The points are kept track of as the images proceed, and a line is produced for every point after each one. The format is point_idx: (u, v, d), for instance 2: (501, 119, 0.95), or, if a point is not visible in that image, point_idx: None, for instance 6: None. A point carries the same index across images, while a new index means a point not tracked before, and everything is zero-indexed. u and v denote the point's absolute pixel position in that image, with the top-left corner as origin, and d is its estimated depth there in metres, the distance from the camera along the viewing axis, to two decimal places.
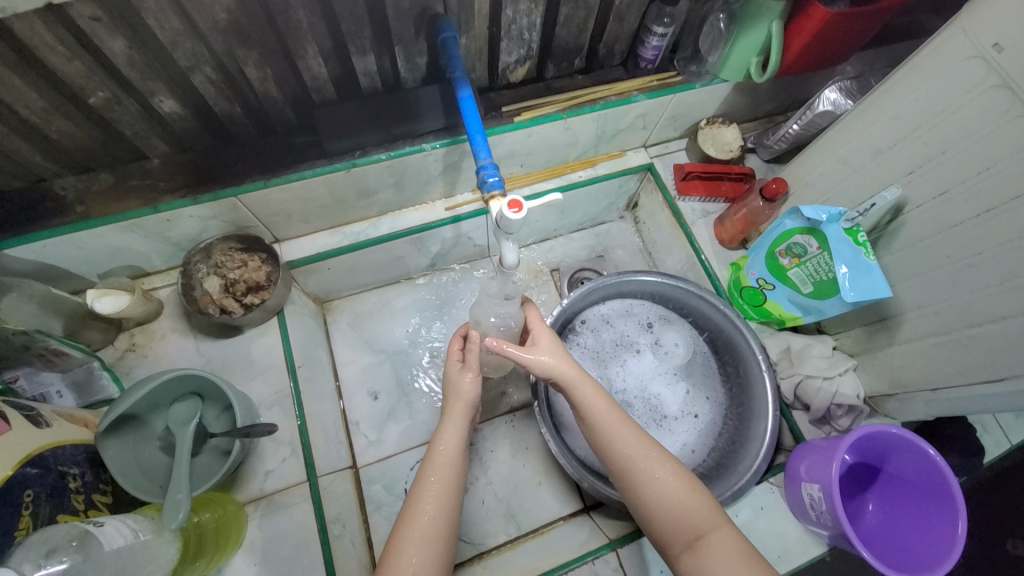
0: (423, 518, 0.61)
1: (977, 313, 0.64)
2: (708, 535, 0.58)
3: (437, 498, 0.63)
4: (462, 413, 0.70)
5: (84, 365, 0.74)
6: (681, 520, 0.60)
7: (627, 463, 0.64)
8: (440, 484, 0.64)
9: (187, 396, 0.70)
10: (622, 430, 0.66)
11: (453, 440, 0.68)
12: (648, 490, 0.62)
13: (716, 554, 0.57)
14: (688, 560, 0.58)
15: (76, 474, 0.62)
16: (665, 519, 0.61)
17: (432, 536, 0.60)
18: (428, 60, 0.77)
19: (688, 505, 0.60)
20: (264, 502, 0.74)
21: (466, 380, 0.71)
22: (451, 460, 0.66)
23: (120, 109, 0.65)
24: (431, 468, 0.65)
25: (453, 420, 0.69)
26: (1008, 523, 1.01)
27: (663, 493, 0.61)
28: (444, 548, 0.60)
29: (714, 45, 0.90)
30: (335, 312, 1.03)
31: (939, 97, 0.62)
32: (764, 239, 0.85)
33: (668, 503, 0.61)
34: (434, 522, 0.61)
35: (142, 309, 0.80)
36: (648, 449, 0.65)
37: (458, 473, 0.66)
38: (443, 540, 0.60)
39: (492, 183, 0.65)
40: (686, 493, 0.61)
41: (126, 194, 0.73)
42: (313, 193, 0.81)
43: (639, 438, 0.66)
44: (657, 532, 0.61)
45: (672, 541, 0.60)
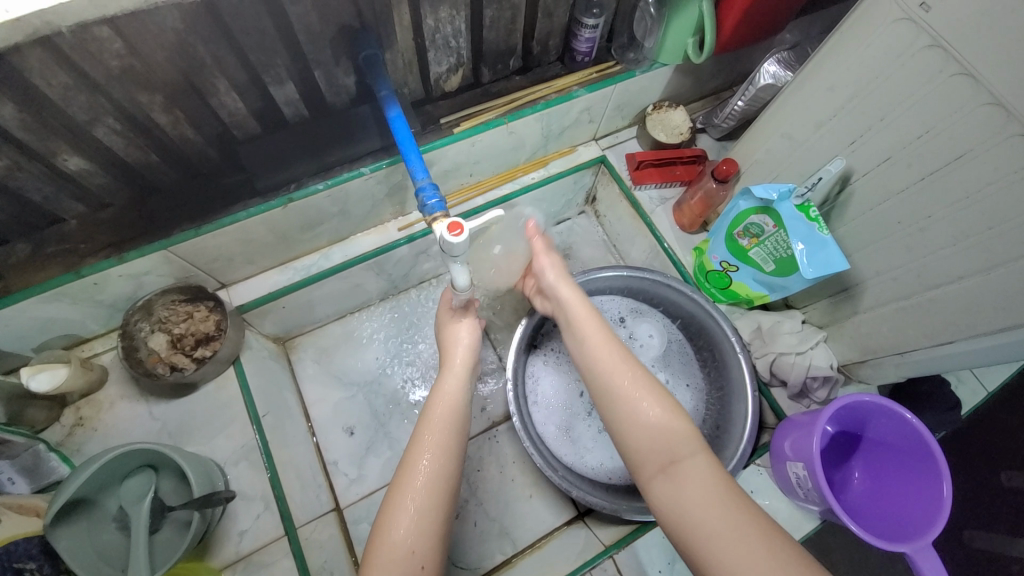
0: (417, 476, 0.59)
1: (934, 275, 0.64)
2: (683, 460, 0.56)
3: (433, 452, 0.60)
4: (462, 365, 0.70)
5: (30, 449, 0.70)
6: (658, 442, 0.58)
7: (615, 384, 0.63)
8: (437, 438, 0.61)
9: (139, 470, 0.66)
10: (611, 354, 0.66)
11: (450, 393, 0.66)
12: (630, 413, 0.61)
13: (691, 478, 0.55)
14: (662, 484, 0.56)
15: (32, 569, 0.55)
16: (642, 442, 0.59)
17: (428, 500, 0.57)
18: (355, 79, 0.73)
19: (667, 430, 0.58)
20: (242, 565, 0.71)
21: (461, 330, 0.73)
22: (450, 409, 0.65)
23: (22, 175, 0.60)
24: (427, 423, 0.63)
25: (453, 372, 0.69)
26: (998, 457, 1.04)
27: (641, 418, 0.60)
28: (439, 511, 0.57)
29: (649, 31, 0.88)
30: (298, 349, 0.99)
31: (875, 62, 0.61)
32: (721, 222, 0.84)
33: (647, 428, 0.59)
34: (430, 483, 0.58)
35: (83, 380, 0.75)
36: (629, 373, 0.64)
37: (456, 426, 0.64)
38: (442, 501, 0.58)
39: (433, 205, 0.62)
40: (669, 418, 0.59)
41: (45, 263, 0.68)
42: (252, 234, 0.77)
43: (623, 360, 0.66)
44: (632, 458, 0.60)
45: (646, 464, 0.58)
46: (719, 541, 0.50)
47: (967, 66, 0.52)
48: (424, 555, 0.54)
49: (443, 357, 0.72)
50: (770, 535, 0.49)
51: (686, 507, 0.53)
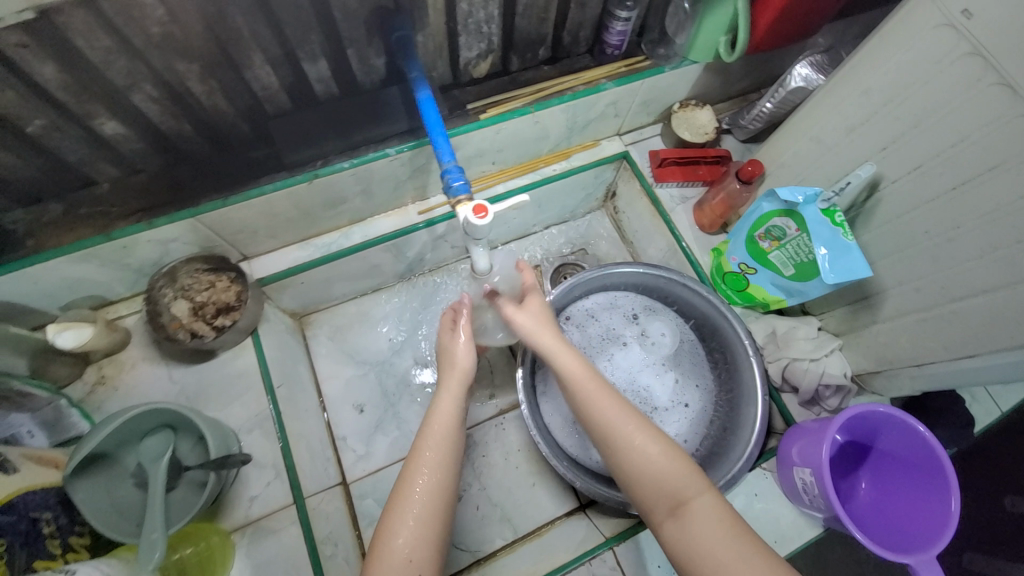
0: (418, 494, 0.60)
1: (958, 287, 0.63)
2: (691, 502, 0.56)
3: (433, 470, 0.61)
4: (459, 382, 0.69)
5: (52, 405, 0.72)
6: (662, 486, 0.58)
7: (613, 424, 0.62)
8: (435, 458, 0.62)
9: (157, 430, 0.67)
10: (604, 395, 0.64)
11: (447, 412, 0.66)
12: (633, 457, 0.60)
13: (700, 521, 0.55)
14: (672, 527, 0.56)
15: (49, 519, 0.60)
16: (647, 485, 0.59)
17: (426, 516, 0.58)
18: (385, 60, 0.74)
19: (670, 473, 0.58)
20: (250, 529, 0.72)
21: (460, 344, 0.71)
22: (448, 429, 0.65)
23: (60, 135, 0.62)
24: (426, 441, 0.63)
25: (450, 391, 0.68)
26: (1008, 483, 1.02)
27: (644, 462, 0.59)
28: (439, 524, 0.59)
29: (680, 27, 0.88)
30: (314, 325, 1.01)
31: (910, 68, 0.60)
32: (743, 223, 0.83)
33: (652, 467, 0.59)
34: (429, 498, 0.60)
35: (107, 340, 0.77)
36: (628, 416, 0.62)
37: (453, 443, 0.64)
38: (441, 516, 0.59)
39: (457, 187, 0.63)
40: (671, 459, 0.59)
41: (77, 223, 0.70)
42: (276, 208, 0.78)
43: (618, 404, 0.63)
44: (640, 498, 0.60)
45: (655, 508, 0.58)
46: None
47: (1006, 76, 0.51)
48: (422, 564, 0.56)
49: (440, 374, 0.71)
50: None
51: (695, 551, 0.54)
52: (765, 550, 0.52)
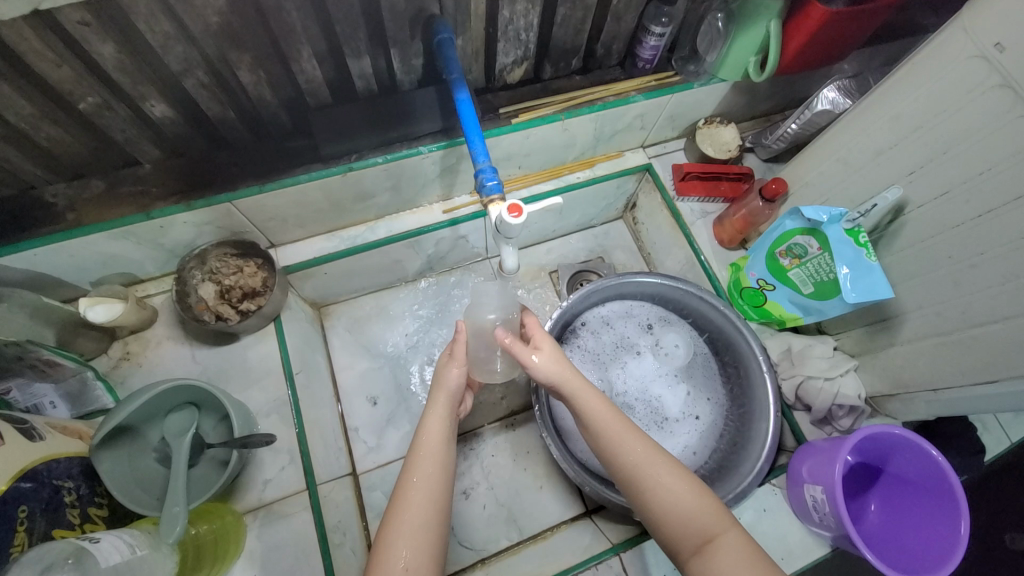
0: (410, 514, 0.59)
1: (978, 313, 0.64)
2: (718, 539, 0.56)
3: (423, 487, 0.61)
4: (444, 404, 0.69)
5: (78, 375, 0.72)
6: (688, 522, 0.58)
7: (636, 467, 0.61)
8: (427, 475, 0.62)
9: (182, 406, 0.68)
10: (626, 435, 0.63)
11: (435, 432, 0.66)
12: (660, 493, 0.60)
13: (726, 559, 0.54)
14: (699, 565, 0.56)
15: (71, 488, 0.59)
16: (673, 523, 0.58)
17: (421, 534, 0.58)
18: (424, 61, 0.76)
19: (695, 508, 0.58)
20: (263, 512, 0.73)
21: (452, 373, 0.71)
22: (438, 448, 0.65)
23: (110, 115, 0.64)
24: (415, 462, 0.64)
25: (435, 411, 0.68)
26: (1009, 520, 1.00)
27: (670, 499, 0.59)
28: (433, 542, 0.59)
29: (712, 45, 0.89)
30: (332, 317, 1.02)
31: (941, 97, 0.61)
32: (764, 239, 0.84)
33: (675, 506, 0.59)
34: (421, 514, 0.60)
35: (136, 317, 0.79)
36: (652, 453, 0.62)
37: (445, 462, 0.64)
38: (434, 536, 0.59)
39: (490, 187, 0.64)
40: (694, 497, 0.59)
41: (118, 201, 0.71)
42: (308, 198, 0.80)
43: (644, 443, 0.63)
44: (665, 537, 0.59)
45: (681, 547, 0.58)
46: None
47: None
48: None
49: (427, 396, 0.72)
50: None
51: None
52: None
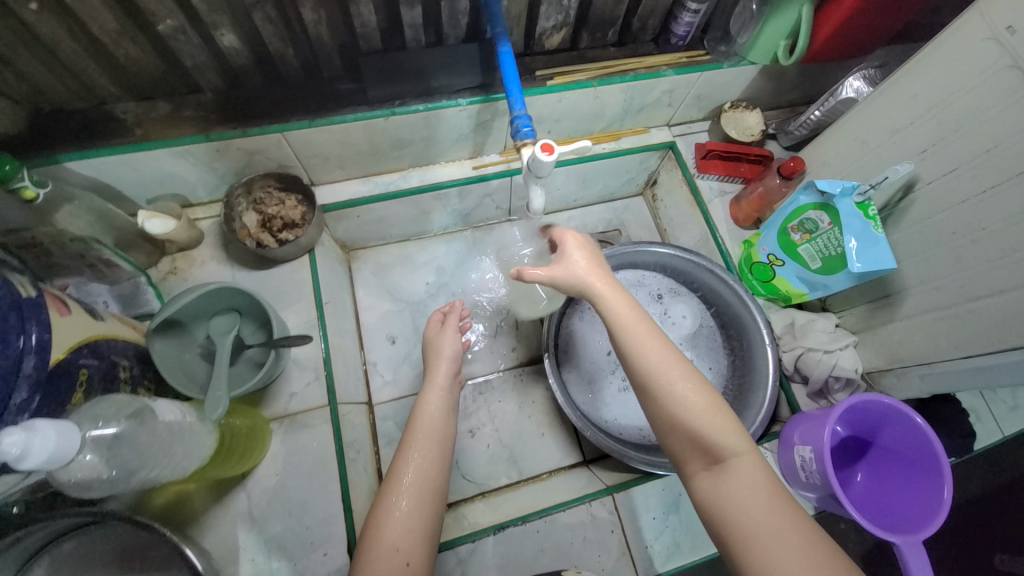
0: (403, 488, 0.63)
1: (976, 287, 0.67)
2: (729, 461, 0.56)
3: (420, 464, 0.66)
4: (444, 379, 0.77)
5: (132, 279, 0.79)
6: (702, 440, 0.57)
7: (654, 377, 0.61)
8: (426, 451, 0.67)
9: (226, 311, 0.74)
10: (647, 345, 0.63)
11: (434, 406, 0.73)
12: (682, 408, 0.59)
13: (737, 480, 0.55)
14: (705, 480, 0.57)
15: (125, 366, 0.64)
16: (686, 437, 0.58)
17: (415, 504, 0.62)
18: (470, 18, 0.80)
19: (713, 428, 0.57)
20: (287, 420, 0.79)
21: (446, 342, 0.81)
22: (435, 421, 0.72)
23: (183, 39, 0.70)
24: (415, 436, 0.69)
25: (435, 390, 0.76)
26: (998, 538, 1.04)
27: (686, 413, 0.58)
28: (428, 512, 0.62)
29: (744, 26, 0.92)
30: (359, 260, 1.08)
31: (956, 77, 0.65)
32: (777, 216, 0.88)
33: (690, 421, 0.58)
34: (416, 488, 0.64)
35: (186, 235, 0.85)
36: (676, 366, 0.61)
37: (442, 435, 0.70)
38: (432, 496, 0.64)
39: (524, 132, 0.69)
40: (713, 415, 0.58)
41: (180, 122, 0.77)
42: (351, 138, 0.85)
43: (666, 355, 0.62)
44: (676, 448, 0.60)
45: (691, 460, 0.59)
46: (760, 540, 0.51)
47: None
48: (410, 550, 0.58)
49: (427, 369, 0.80)
50: (813, 543, 0.49)
51: (726, 505, 0.54)
52: (801, 515, 0.52)
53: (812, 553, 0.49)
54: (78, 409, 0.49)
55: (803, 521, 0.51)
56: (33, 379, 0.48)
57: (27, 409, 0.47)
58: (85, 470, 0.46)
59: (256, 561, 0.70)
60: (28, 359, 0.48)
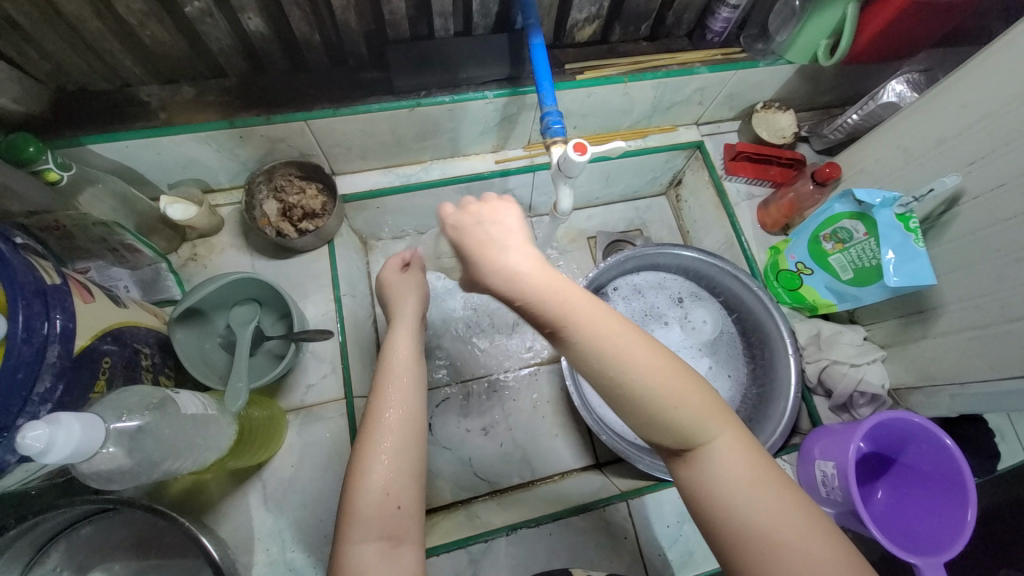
0: (387, 432, 0.57)
1: (1017, 308, 0.65)
2: (706, 446, 0.50)
3: (400, 407, 0.58)
4: (411, 322, 0.69)
5: (153, 266, 0.79)
6: (673, 431, 0.50)
7: (603, 370, 0.50)
8: (403, 394, 0.60)
9: (246, 301, 0.73)
10: (590, 328, 0.51)
11: (404, 343, 0.65)
12: (647, 401, 0.50)
13: (718, 464, 0.50)
14: (685, 469, 0.51)
15: (147, 354, 0.64)
16: (656, 430, 0.51)
17: (400, 447, 0.56)
18: (501, 7, 0.78)
19: (683, 417, 0.50)
20: (303, 412, 0.79)
21: (407, 285, 0.74)
22: (408, 359, 0.64)
23: (210, 22, 0.68)
24: (390, 374, 0.61)
25: (405, 328, 0.67)
26: None
27: (650, 406, 0.50)
28: (413, 459, 0.56)
29: (784, 24, 0.89)
30: (377, 251, 1.07)
31: (1012, 87, 0.61)
32: (809, 223, 0.85)
33: (655, 415, 0.50)
34: (400, 431, 0.57)
35: (207, 221, 0.84)
36: (626, 350, 0.50)
37: (417, 375, 0.63)
38: (413, 443, 0.57)
39: (555, 129, 0.67)
40: (681, 400, 0.50)
41: (204, 107, 0.76)
42: (375, 128, 0.83)
43: (613, 336, 0.51)
44: (647, 438, 0.53)
45: (665, 448, 0.52)
46: (756, 535, 0.46)
47: None
48: (402, 496, 0.54)
49: (392, 310, 0.72)
50: (804, 521, 0.46)
51: (712, 498, 0.49)
52: (789, 487, 0.49)
53: (806, 533, 0.46)
54: (103, 399, 0.49)
55: (789, 497, 0.48)
56: (57, 368, 0.48)
57: (49, 400, 0.48)
58: (106, 462, 0.46)
59: (270, 551, 0.70)
60: (52, 348, 0.48)
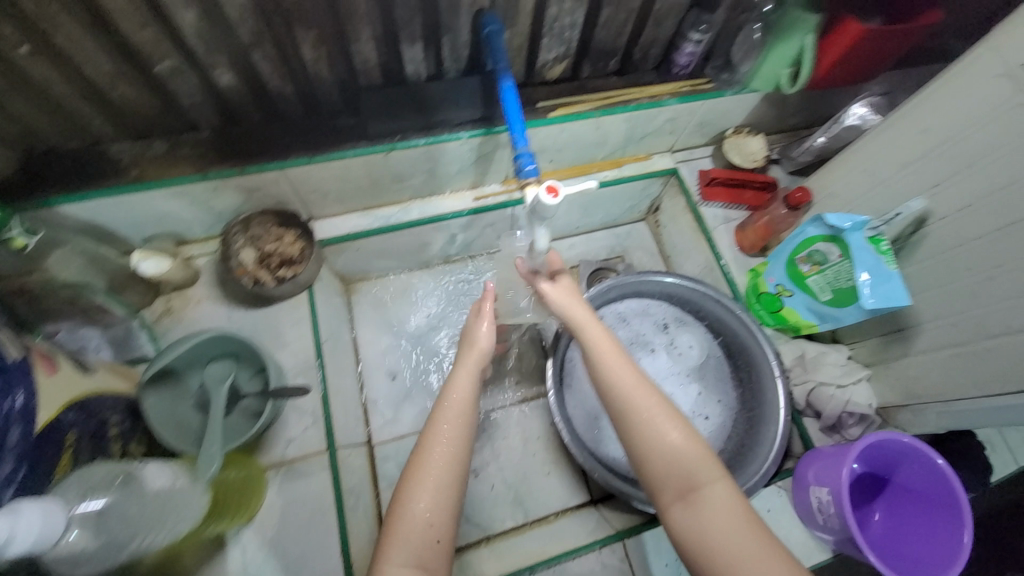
0: (434, 467, 0.59)
1: (994, 325, 0.65)
2: (703, 490, 0.55)
3: (450, 444, 0.60)
4: (476, 360, 0.67)
5: (125, 324, 0.78)
6: (676, 471, 0.56)
7: (627, 410, 0.59)
8: (454, 435, 0.61)
9: (222, 357, 0.72)
10: (621, 372, 0.60)
11: (463, 388, 0.64)
12: (660, 442, 0.56)
13: (710, 509, 0.54)
14: (681, 513, 0.55)
15: (116, 421, 0.62)
16: (663, 470, 0.56)
17: (444, 483, 0.58)
18: (471, 51, 0.79)
19: (688, 460, 0.56)
20: (285, 468, 0.77)
21: (481, 327, 0.70)
22: (463, 403, 0.63)
23: (181, 79, 0.68)
24: (442, 415, 0.62)
25: (466, 367, 0.66)
26: None
27: (664, 447, 0.56)
28: (453, 494, 0.58)
29: (747, 55, 0.91)
30: (358, 292, 1.06)
31: (968, 113, 0.63)
32: (785, 246, 0.87)
33: (666, 455, 0.56)
34: (446, 466, 0.59)
35: (181, 274, 0.83)
36: (649, 396, 0.59)
37: (469, 420, 0.62)
38: (456, 481, 0.59)
39: (528, 171, 0.67)
40: (690, 446, 0.57)
41: (176, 161, 0.76)
42: (351, 173, 0.84)
43: (639, 382, 0.60)
44: (651, 480, 0.57)
45: (664, 491, 0.56)
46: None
47: None
48: (441, 529, 0.56)
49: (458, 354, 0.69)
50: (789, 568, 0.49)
51: (704, 539, 0.53)
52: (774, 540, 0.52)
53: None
54: (68, 477, 0.48)
55: (775, 545, 0.51)
56: (18, 450, 0.46)
57: (12, 482, 0.45)
58: None
59: None
60: (14, 429, 0.47)
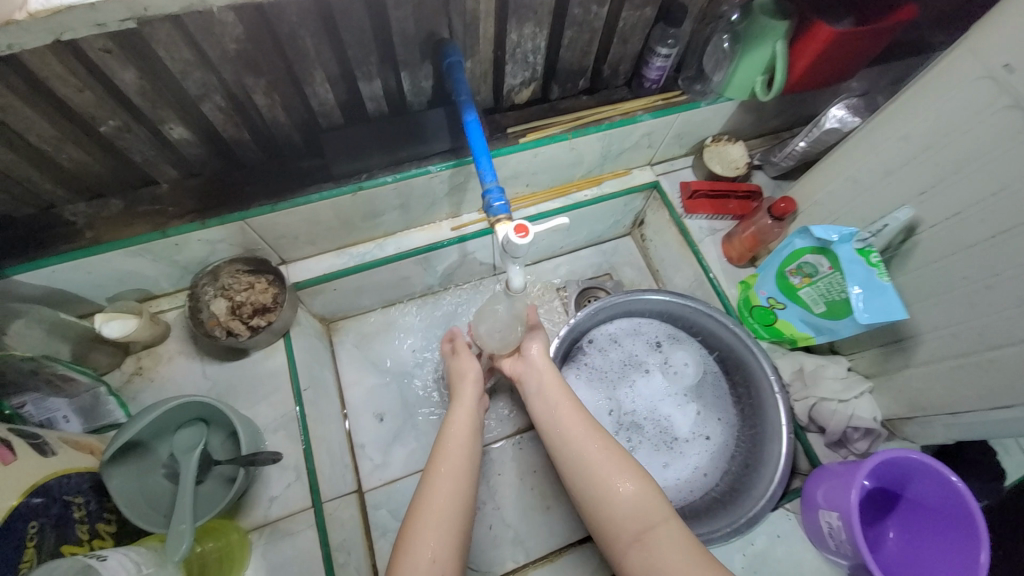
0: (434, 502, 0.60)
1: (995, 335, 0.62)
2: (655, 529, 0.57)
3: (450, 477, 0.62)
4: (471, 391, 0.73)
5: (91, 391, 0.73)
6: (628, 513, 0.59)
7: (582, 458, 0.65)
8: (451, 468, 0.63)
9: (191, 422, 0.69)
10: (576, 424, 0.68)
11: (461, 421, 0.70)
12: (610, 485, 0.61)
13: (664, 547, 0.56)
14: (636, 555, 0.57)
15: (81, 503, 0.59)
16: (615, 513, 0.60)
17: (449, 516, 0.59)
18: (433, 83, 0.77)
19: (638, 501, 0.60)
20: (268, 529, 0.73)
21: (466, 365, 0.77)
22: (463, 437, 0.67)
23: (130, 137, 0.66)
24: (443, 447, 0.66)
25: (463, 404, 0.71)
26: None
27: (614, 490, 0.61)
28: (456, 529, 0.59)
29: (719, 65, 0.89)
30: (341, 332, 1.03)
31: (950, 118, 0.61)
32: (774, 259, 0.84)
33: (617, 498, 0.60)
34: (451, 499, 0.61)
35: (149, 332, 0.80)
36: (601, 445, 0.65)
37: (471, 450, 0.66)
38: (462, 516, 0.60)
39: (497, 207, 0.64)
40: (641, 490, 0.61)
41: (134, 219, 0.73)
42: (320, 215, 0.81)
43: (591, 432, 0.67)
44: (606, 526, 0.60)
45: (619, 535, 0.59)
46: None
47: None
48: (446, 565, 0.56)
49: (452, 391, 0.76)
50: None
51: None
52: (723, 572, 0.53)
53: None
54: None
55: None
56: None
57: None
58: None
59: None
60: None
